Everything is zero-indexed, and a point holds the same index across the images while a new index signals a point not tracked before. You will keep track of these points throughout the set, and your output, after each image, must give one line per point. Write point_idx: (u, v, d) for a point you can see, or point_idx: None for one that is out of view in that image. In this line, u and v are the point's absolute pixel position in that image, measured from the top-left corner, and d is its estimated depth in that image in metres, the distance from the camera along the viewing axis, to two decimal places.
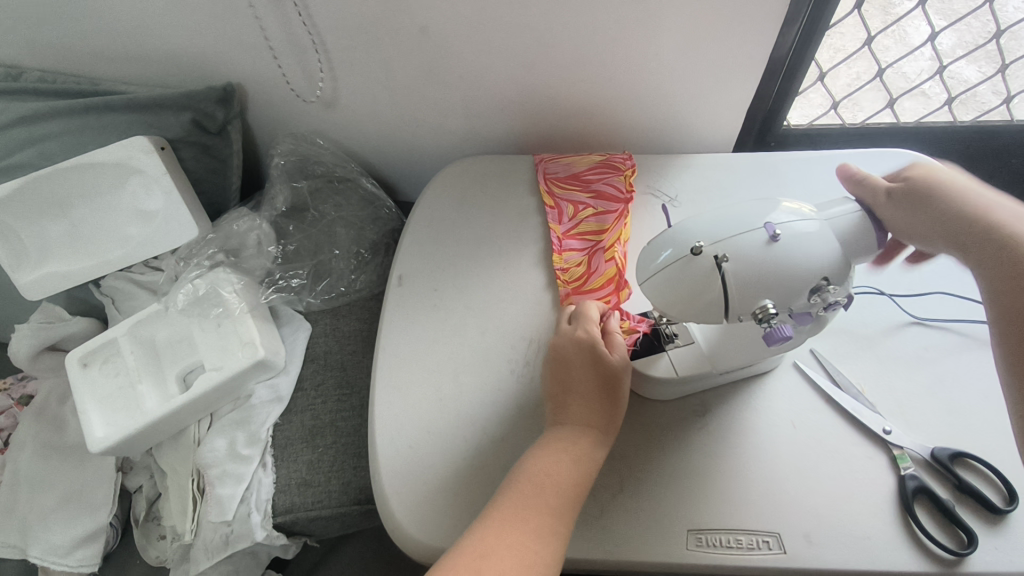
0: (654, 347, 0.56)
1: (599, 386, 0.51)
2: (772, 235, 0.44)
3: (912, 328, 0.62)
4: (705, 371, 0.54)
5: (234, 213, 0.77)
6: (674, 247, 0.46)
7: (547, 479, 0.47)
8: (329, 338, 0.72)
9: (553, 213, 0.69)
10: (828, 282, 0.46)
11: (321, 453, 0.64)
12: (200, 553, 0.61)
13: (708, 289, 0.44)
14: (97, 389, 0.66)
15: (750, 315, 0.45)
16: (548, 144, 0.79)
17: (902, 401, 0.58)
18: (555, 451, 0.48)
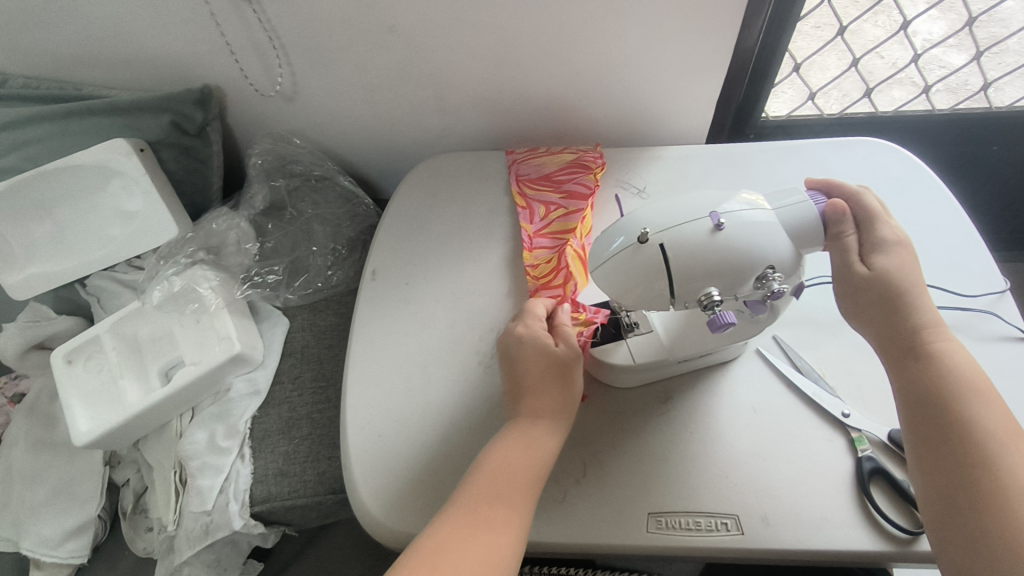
0: (615, 337, 0.58)
1: (546, 376, 0.52)
2: (717, 225, 0.45)
3: None
4: (663, 360, 0.55)
5: (214, 213, 0.79)
6: (624, 235, 0.47)
7: (505, 471, 0.47)
8: (307, 332, 0.73)
9: (524, 213, 0.70)
10: (774, 270, 0.46)
11: (297, 444, 0.66)
12: (182, 543, 0.63)
13: (656, 276, 0.46)
14: (81, 385, 0.68)
15: (696, 302, 0.47)
16: (522, 139, 0.80)
17: (861, 384, 0.58)
18: (505, 441, 0.49)
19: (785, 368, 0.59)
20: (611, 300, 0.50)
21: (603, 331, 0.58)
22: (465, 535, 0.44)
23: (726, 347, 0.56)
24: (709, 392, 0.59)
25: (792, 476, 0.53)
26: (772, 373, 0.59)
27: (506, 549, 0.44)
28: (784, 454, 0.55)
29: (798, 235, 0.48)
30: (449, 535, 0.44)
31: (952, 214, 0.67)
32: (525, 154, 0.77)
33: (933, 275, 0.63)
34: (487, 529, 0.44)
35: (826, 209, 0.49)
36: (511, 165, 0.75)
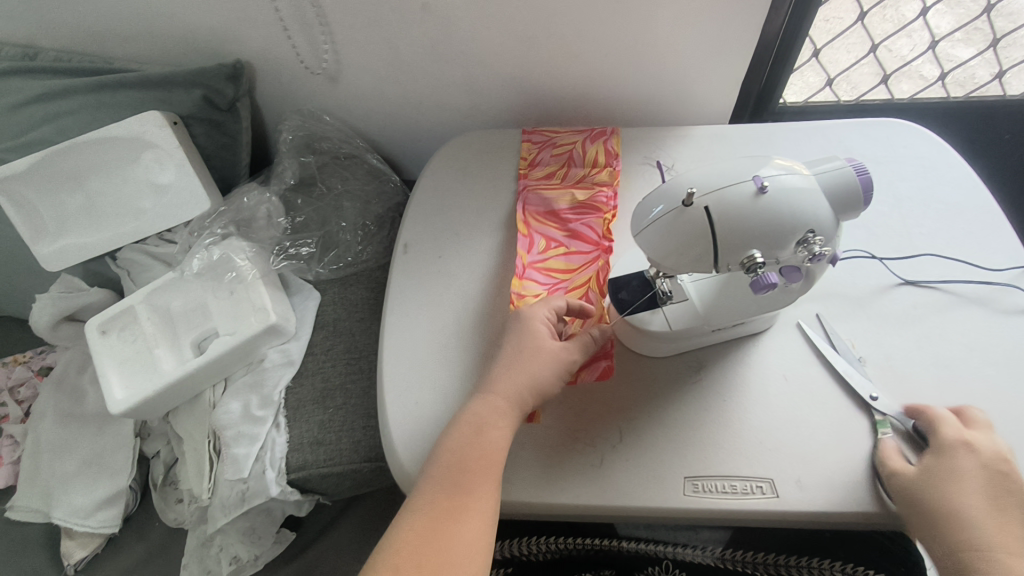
0: (652, 305, 0.58)
1: (535, 352, 0.53)
2: (760, 187, 0.46)
3: (902, 289, 0.62)
4: (697, 326, 0.57)
5: (244, 188, 0.80)
6: (664, 202, 0.48)
7: (472, 463, 0.47)
8: (338, 306, 0.74)
9: (523, 242, 0.66)
10: (816, 234, 0.47)
11: (332, 413, 0.67)
12: (219, 510, 0.64)
13: (700, 238, 0.46)
14: (116, 354, 0.69)
15: (737, 265, 0.48)
16: (550, 119, 0.81)
17: (890, 354, 0.58)
18: (475, 426, 0.49)
19: (819, 338, 0.60)
20: (653, 263, 0.51)
21: (639, 297, 0.58)
22: (432, 533, 0.44)
23: (759, 317, 0.57)
24: (743, 362, 0.60)
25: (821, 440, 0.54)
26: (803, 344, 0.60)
27: (478, 529, 0.45)
28: (817, 424, 0.55)
29: (834, 200, 0.49)
30: (414, 539, 0.44)
31: (978, 193, 0.68)
32: (541, 142, 0.75)
33: (959, 249, 0.64)
34: (454, 520, 0.44)
35: (862, 164, 0.50)
36: (522, 179, 0.72)
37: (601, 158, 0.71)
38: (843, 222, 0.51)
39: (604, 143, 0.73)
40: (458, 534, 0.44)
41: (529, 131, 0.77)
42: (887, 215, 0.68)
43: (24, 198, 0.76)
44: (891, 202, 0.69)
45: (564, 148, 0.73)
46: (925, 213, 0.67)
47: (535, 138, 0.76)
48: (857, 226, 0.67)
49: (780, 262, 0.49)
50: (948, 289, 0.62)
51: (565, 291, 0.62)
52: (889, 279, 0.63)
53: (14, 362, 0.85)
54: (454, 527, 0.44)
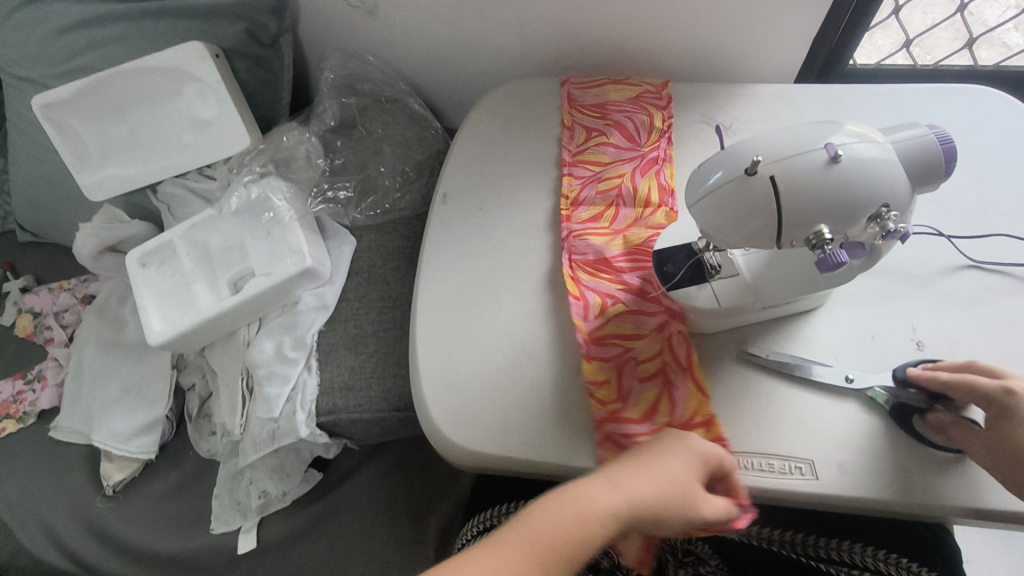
0: (698, 278, 0.55)
1: (662, 465, 0.42)
2: (833, 156, 0.42)
3: (969, 271, 0.58)
4: (746, 305, 0.53)
5: (284, 127, 0.78)
6: (726, 169, 0.44)
7: (543, 557, 0.37)
8: (373, 253, 0.73)
9: (578, 307, 0.58)
10: (890, 209, 0.44)
11: (363, 359, 0.66)
12: (250, 447, 0.66)
13: (763, 209, 0.43)
14: (155, 287, 0.70)
15: (801, 241, 0.45)
16: (587, 106, 0.70)
17: (952, 341, 0.54)
18: (568, 517, 0.38)
19: (875, 317, 0.56)
20: (707, 235, 0.47)
21: (684, 270, 0.55)
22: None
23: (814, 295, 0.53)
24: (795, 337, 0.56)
25: (875, 418, 0.51)
26: (859, 322, 0.56)
27: None
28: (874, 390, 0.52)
29: (908, 171, 0.45)
30: None
31: None
32: (591, 94, 0.71)
33: None
34: None
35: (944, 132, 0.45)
36: (567, 225, 0.63)
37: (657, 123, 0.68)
38: (919, 195, 0.47)
39: (658, 114, 0.68)
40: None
41: (570, 161, 0.67)
42: (963, 192, 0.62)
43: (69, 125, 0.76)
44: (968, 176, 0.63)
45: (612, 181, 0.64)
46: (1007, 192, 0.62)
47: (577, 171, 0.66)
48: (928, 200, 0.62)
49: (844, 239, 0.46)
50: (1018, 273, 0.57)
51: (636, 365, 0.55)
52: (961, 260, 0.58)
53: (60, 288, 0.88)
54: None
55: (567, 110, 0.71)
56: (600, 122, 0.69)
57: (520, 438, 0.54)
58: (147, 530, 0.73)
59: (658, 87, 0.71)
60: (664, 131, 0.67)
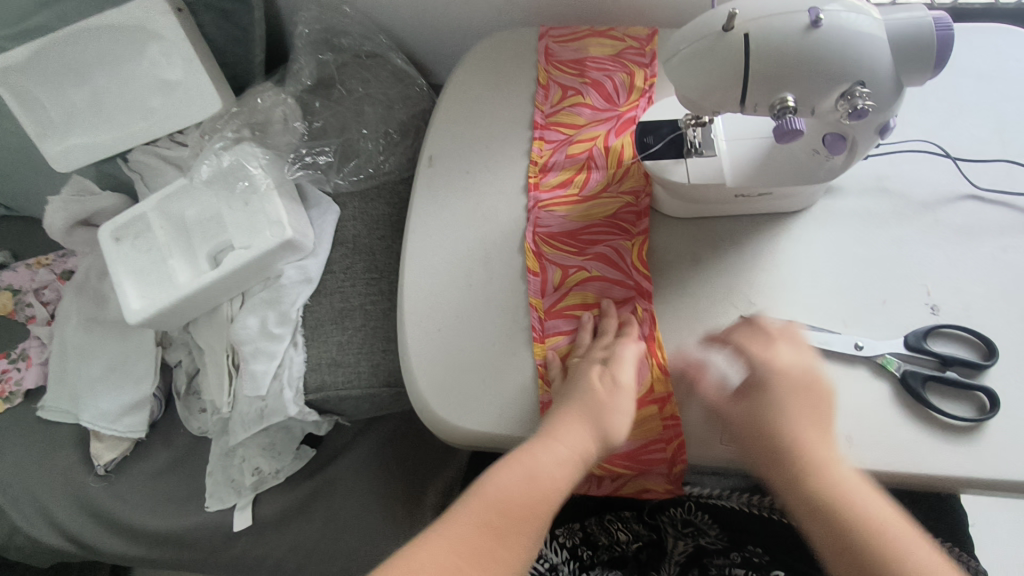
0: (676, 153, 0.53)
1: (598, 404, 0.48)
2: (814, 22, 0.40)
3: (967, 202, 0.55)
4: (719, 186, 0.52)
5: (258, 87, 0.73)
6: (702, 25, 0.42)
7: (501, 504, 0.44)
8: (358, 222, 0.69)
9: (535, 283, 0.55)
10: (863, 87, 0.42)
11: (350, 334, 0.64)
12: (240, 426, 0.64)
13: (728, 71, 0.41)
14: (131, 262, 0.66)
15: (765, 107, 0.44)
16: (564, 63, 0.66)
17: (968, 305, 0.51)
18: (519, 465, 0.45)
19: (887, 280, 0.53)
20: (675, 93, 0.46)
21: (664, 143, 0.53)
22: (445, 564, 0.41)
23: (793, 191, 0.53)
24: (799, 302, 0.52)
25: (886, 386, 0.49)
26: (871, 286, 0.52)
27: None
28: (885, 355, 0.49)
29: (902, 56, 0.41)
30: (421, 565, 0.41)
31: None
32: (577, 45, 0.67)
33: None
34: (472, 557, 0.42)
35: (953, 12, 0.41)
36: (534, 195, 0.59)
37: (637, 82, 0.63)
38: (911, 84, 0.44)
39: (641, 69, 0.64)
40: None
41: (542, 123, 0.63)
42: (986, 143, 0.58)
43: (27, 90, 0.71)
44: (991, 125, 0.59)
45: (585, 146, 0.61)
46: None
47: (549, 134, 0.62)
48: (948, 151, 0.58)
49: (817, 113, 0.44)
50: (1021, 206, 0.55)
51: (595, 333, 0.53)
52: (982, 218, 0.54)
53: (38, 264, 0.84)
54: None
55: (543, 66, 0.66)
56: (577, 80, 0.64)
57: (511, 417, 0.52)
58: (142, 508, 0.72)
59: (643, 36, 0.66)
60: (646, 90, 0.63)
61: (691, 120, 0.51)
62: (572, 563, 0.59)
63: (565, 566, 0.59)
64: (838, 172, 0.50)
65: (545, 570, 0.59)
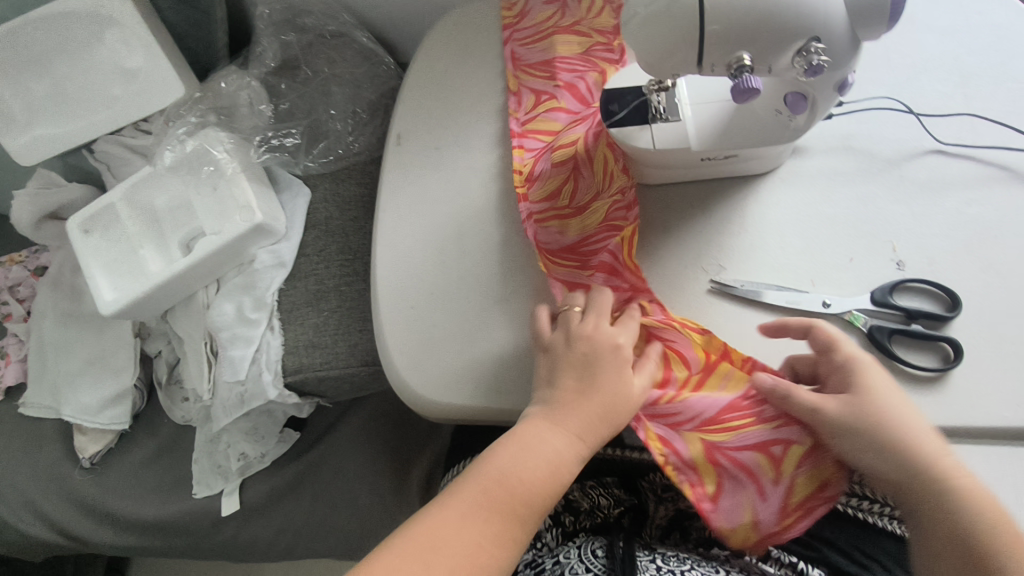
0: (640, 119, 0.52)
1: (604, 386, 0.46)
2: None
3: (932, 156, 0.55)
4: (684, 150, 0.52)
5: (221, 71, 0.72)
6: None
7: (504, 486, 0.43)
8: (329, 203, 0.68)
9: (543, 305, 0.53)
10: (819, 44, 0.41)
11: (326, 316, 0.63)
12: (221, 411, 0.64)
13: (684, 31, 0.41)
14: (101, 254, 0.66)
15: (722, 67, 0.44)
16: (533, 65, 0.64)
17: (933, 258, 0.52)
18: (524, 449, 0.44)
19: (854, 237, 0.53)
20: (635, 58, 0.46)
21: (629, 111, 0.53)
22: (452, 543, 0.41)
23: (760, 153, 0.53)
24: (767, 264, 0.53)
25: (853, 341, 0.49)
26: (838, 245, 0.53)
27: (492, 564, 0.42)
28: (853, 312, 0.50)
29: (857, 10, 0.41)
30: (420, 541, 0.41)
31: None
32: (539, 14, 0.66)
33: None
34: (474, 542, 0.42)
35: None
36: (525, 207, 0.57)
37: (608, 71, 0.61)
38: (867, 41, 0.44)
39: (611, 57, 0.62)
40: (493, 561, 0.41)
41: (519, 131, 0.60)
42: (950, 97, 0.58)
43: None
44: (956, 79, 0.59)
45: (567, 153, 0.57)
46: (995, 94, 0.58)
47: (528, 142, 0.60)
48: (913, 106, 0.58)
49: (774, 72, 0.45)
50: (987, 159, 0.55)
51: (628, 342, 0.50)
52: (947, 172, 0.55)
53: (10, 262, 0.83)
54: (482, 553, 0.41)
55: (511, 72, 0.64)
56: (549, 83, 0.62)
57: (486, 387, 0.52)
58: (131, 499, 0.72)
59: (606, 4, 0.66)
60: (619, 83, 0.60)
61: (654, 83, 0.51)
62: (557, 529, 0.60)
63: (550, 532, 0.60)
64: (800, 133, 0.51)
65: (530, 540, 0.60)
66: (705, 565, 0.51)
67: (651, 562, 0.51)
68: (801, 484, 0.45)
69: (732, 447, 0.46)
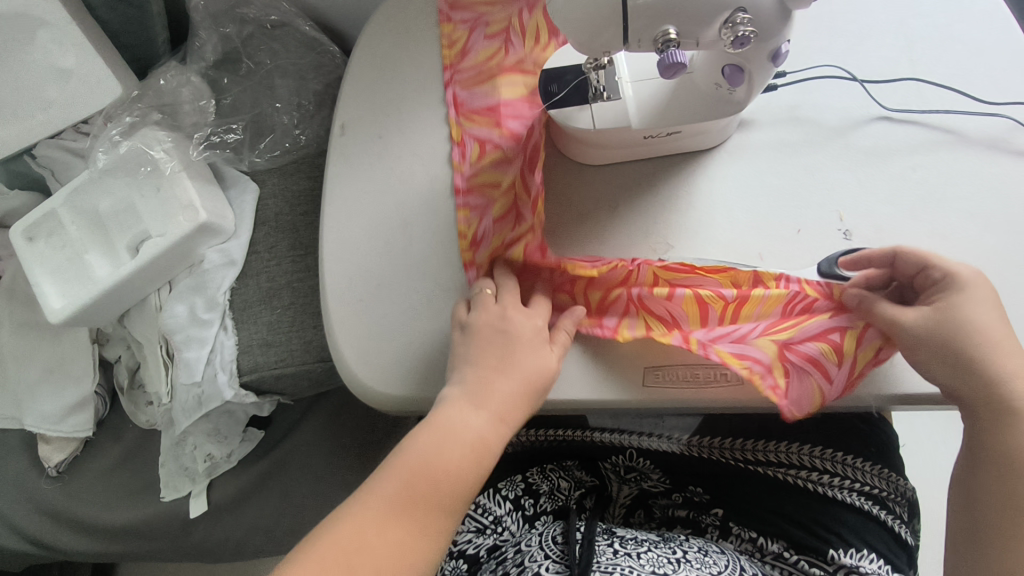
0: (580, 99, 0.51)
1: (524, 364, 0.47)
2: None
3: (878, 123, 0.55)
4: (624, 129, 0.51)
5: (161, 68, 0.70)
6: None
7: (427, 476, 0.43)
8: (279, 199, 0.68)
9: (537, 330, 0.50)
10: (745, 15, 0.41)
11: (279, 313, 0.63)
12: (180, 414, 0.64)
13: (605, 7, 0.40)
14: (47, 261, 0.64)
15: (649, 42, 0.43)
16: (477, 111, 0.59)
17: (880, 225, 0.51)
18: (445, 436, 0.44)
19: (802, 208, 0.52)
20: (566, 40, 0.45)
21: (569, 90, 0.51)
22: (372, 542, 0.41)
23: (704, 129, 0.52)
24: (715, 240, 0.52)
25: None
26: (786, 217, 0.52)
27: (422, 555, 0.42)
28: (799, 285, 0.48)
29: None
30: (342, 547, 0.41)
31: (1004, 26, 0.57)
32: None
33: (974, 90, 0.55)
34: (402, 533, 0.42)
35: None
36: (473, 271, 0.54)
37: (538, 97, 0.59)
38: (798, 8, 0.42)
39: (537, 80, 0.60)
40: (419, 553, 0.42)
41: (463, 187, 0.56)
42: (896, 62, 0.57)
43: None
44: (902, 43, 0.58)
45: (505, 202, 0.55)
46: (941, 56, 0.57)
47: (472, 200, 0.56)
48: (858, 73, 0.57)
49: (703, 45, 0.44)
50: (933, 123, 0.54)
51: (650, 287, 0.49)
52: (894, 138, 0.54)
53: None
54: (408, 548, 0.42)
55: (453, 119, 0.59)
56: (494, 132, 0.58)
57: (437, 378, 0.52)
58: (100, 505, 0.72)
59: None
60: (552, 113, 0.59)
61: (591, 62, 0.49)
62: (517, 513, 0.59)
63: (510, 516, 0.59)
64: (741, 107, 0.50)
65: (491, 524, 0.59)
66: (663, 546, 0.51)
67: (609, 546, 0.51)
68: (861, 357, 0.45)
69: (799, 341, 0.46)
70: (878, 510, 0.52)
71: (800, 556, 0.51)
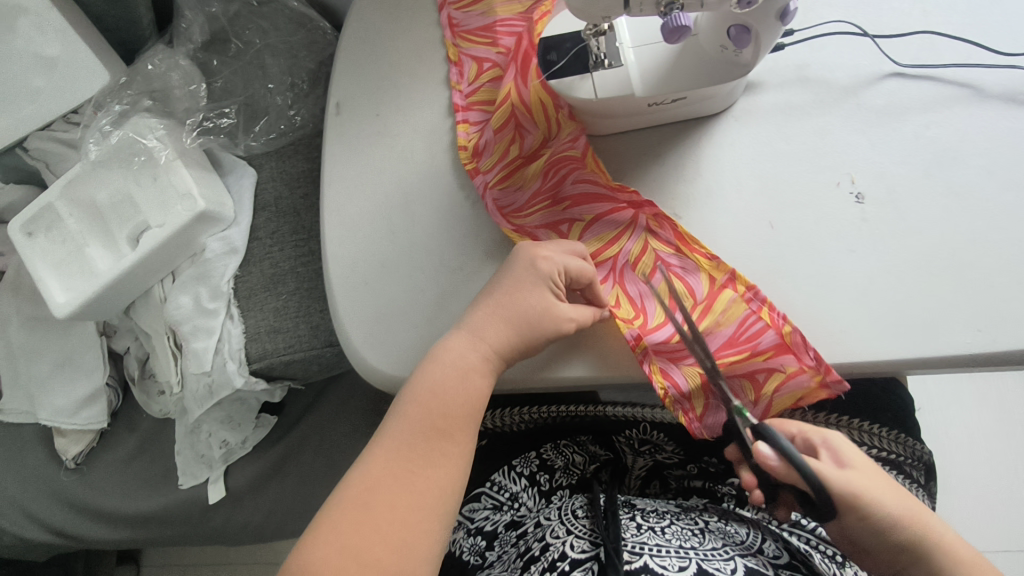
0: (581, 68, 0.49)
1: (521, 310, 0.47)
2: None
3: (890, 79, 0.53)
4: (627, 97, 0.49)
5: (149, 51, 0.69)
6: None
7: (437, 408, 0.46)
8: (277, 183, 0.67)
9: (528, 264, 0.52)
10: None
11: (285, 299, 0.63)
12: (193, 403, 0.64)
13: None
14: (48, 255, 0.64)
15: (652, 3, 0.42)
16: (472, 31, 0.59)
17: (893, 186, 0.49)
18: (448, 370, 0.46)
19: (812, 171, 0.51)
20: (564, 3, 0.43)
21: (570, 59, 0.49)
22: (388, 478, 0.45)
23: (711, 94, 0.50)
24: (724, 208, 0.51)
25: (826, 277, 0.47)
26: (795, 182, 0.51)
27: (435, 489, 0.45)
28: None
29: None
30: (357, 493, 0.44)
31: None
32: None
33: (988, 41, 0.53)
34: (419, 471, 0.45)
35: None
36: (479, 181, 0.54)
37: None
38: None
39: None
40: (431, 484, 0.45)
41: (463, 104, 0.57)
42: (907, 14, 0.55)
43: None
44: None
45: (503, 110, 0.54)
46: (954, 7, 0.55)
47: (473, 115, 0.57)
48: (867, 28, 0.55)
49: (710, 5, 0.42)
50: (947, 78, 0.52)
51: (632, 268, 0.49)
52: (906, 95, 0.52)
53: None
54: (418, 484, 0.45)
55: (450, 41, 0.59)
56: (492, 50, 0.58)
57: None
58: (121, 494, 0.73)
59: None
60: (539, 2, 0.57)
61: (591, 30, 0.47)
62: (533, 489, 0.60)
63: (526, 493, 0.60)
64: (748, 69, 0.47)
65: (508, 501, 0.59)
66: (684, 518, 0.52)
67: (632, 521, 0.51)
68: (781, 401, 0.46)
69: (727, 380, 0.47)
70: (897, 475, 0.54)
71: (817, 524, 0.53)
